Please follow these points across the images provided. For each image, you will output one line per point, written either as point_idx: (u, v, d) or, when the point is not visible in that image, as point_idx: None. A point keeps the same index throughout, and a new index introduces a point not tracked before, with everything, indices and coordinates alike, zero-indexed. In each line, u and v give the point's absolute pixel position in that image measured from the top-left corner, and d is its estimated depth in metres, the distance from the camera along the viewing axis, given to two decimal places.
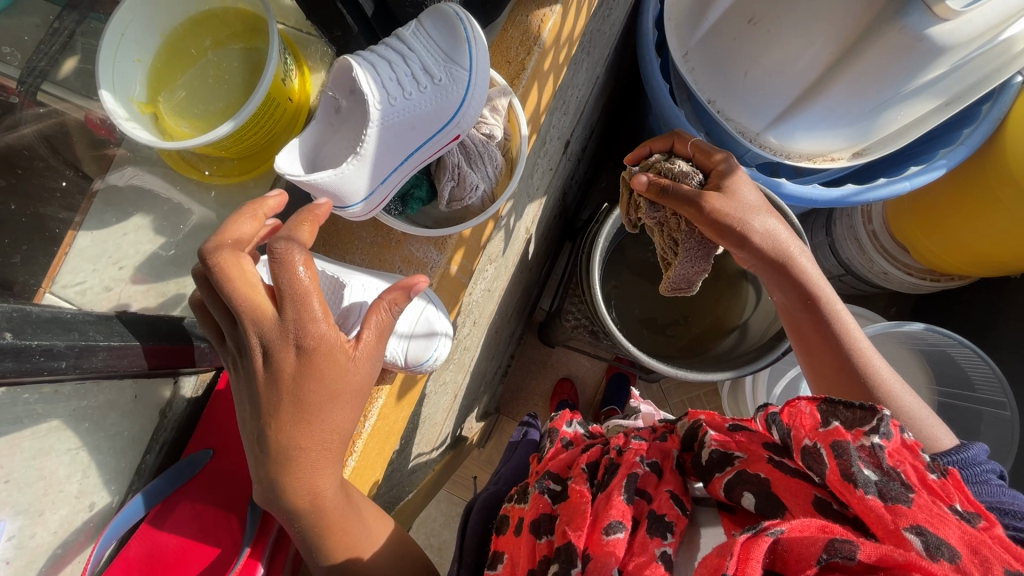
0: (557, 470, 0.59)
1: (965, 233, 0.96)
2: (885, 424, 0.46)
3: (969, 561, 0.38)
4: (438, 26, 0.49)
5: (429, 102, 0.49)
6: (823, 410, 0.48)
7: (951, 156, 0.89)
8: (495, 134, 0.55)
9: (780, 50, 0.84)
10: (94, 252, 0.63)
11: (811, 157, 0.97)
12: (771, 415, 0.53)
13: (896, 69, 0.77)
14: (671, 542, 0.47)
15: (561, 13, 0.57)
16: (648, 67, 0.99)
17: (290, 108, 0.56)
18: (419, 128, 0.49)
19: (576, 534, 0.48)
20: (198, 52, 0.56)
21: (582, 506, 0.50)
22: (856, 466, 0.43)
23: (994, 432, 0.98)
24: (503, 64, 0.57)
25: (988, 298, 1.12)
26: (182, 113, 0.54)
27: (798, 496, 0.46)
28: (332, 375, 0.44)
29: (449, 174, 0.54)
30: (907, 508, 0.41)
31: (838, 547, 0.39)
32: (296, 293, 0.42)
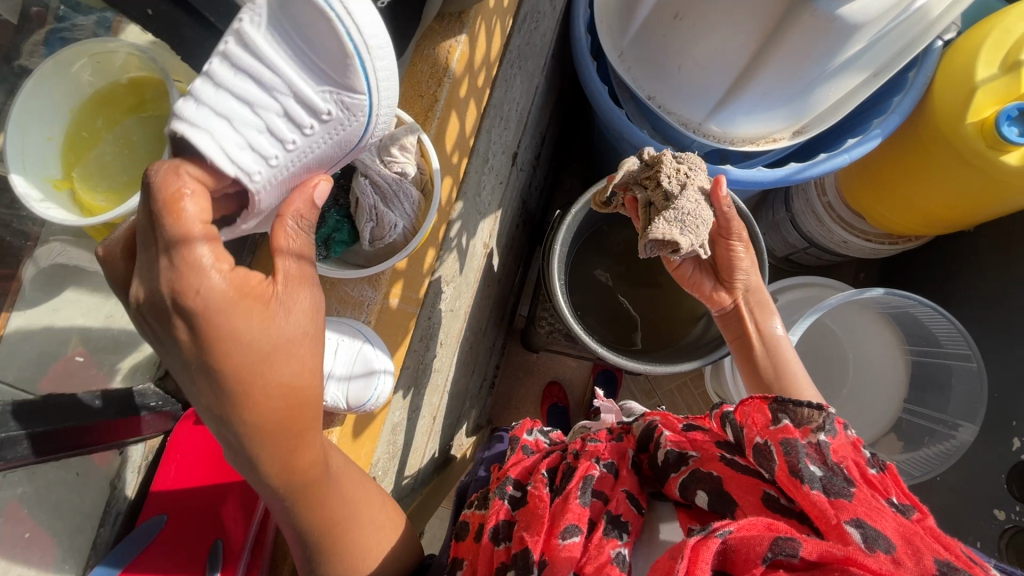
0: (519, 475, 0.61)
1: (913, 194, 0.98)
2: (830, 421, 0.50)
3: (902, 552, 0.41)
4: (313, 43, 0.40)
5: (324, 123, 0.42)
6: (774, 408, 0.53)
7: (885, 125, 0.91)
8: (407, 171, 0.49)
9: (705, 42, 0.85)
10: (30, 332, 0.64)
11: (753, 140, 0.99)
12: (727, 414, 0.57)
13: (817, 49, 0.79)
14: (626, 542, 0.50)
15: (467, 42, 0.58)
16: (586, 71, 1.00)
17: None
18: (317, 163, 0.45)
19: (533, 540, 0.50)
20: (110, 124, 0.56)
21: (540, 512, 0.52)
22: (802, 463, 0.47)
23: (965, 385, 0.98)
24: (417, 99, 0.57)
25: (944, 255, 1.15)
26: (95, 186, 0.54)
27: (749, 492, 0.50)
28: (249, 326, 0.37)
29: (366, 215, 0.50)
30: (848, 502, 0.44)
31: (781, 545, 0.41)
32: (175, 240, 0.35)
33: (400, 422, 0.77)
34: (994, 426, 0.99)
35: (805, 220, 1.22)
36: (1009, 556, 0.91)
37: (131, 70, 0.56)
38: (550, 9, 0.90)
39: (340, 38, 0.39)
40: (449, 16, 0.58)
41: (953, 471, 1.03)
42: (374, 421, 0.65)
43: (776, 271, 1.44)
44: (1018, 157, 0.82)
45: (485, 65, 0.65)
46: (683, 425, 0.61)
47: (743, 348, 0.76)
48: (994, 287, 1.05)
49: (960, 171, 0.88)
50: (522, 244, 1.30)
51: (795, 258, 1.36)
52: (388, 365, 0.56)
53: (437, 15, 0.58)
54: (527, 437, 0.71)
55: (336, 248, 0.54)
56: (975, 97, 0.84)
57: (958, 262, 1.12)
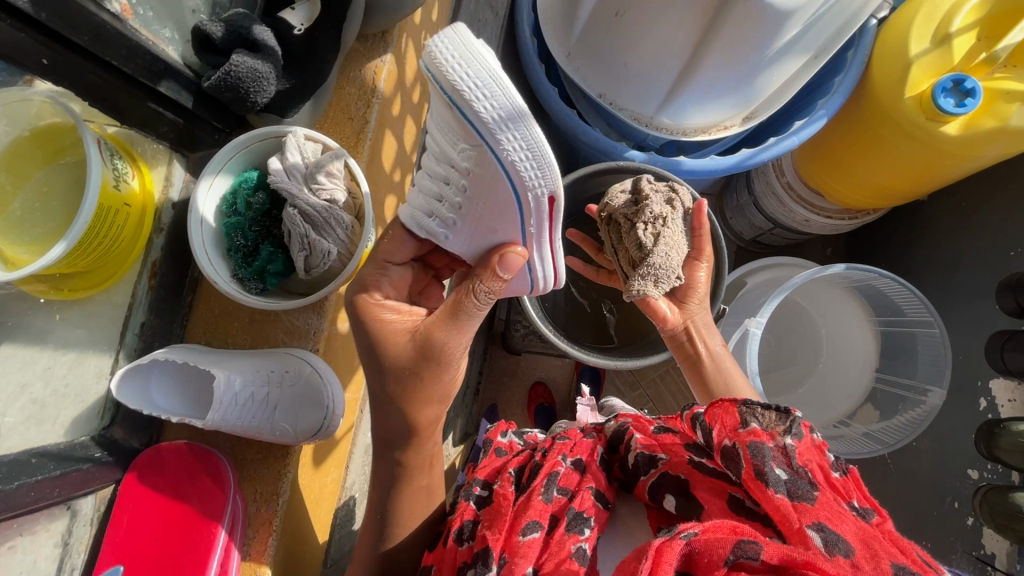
0: (487, 476, 0.64)
1: (864, 170, 1.00)
2: (797, 424, 0.51)
3: (861, 556, 0.41)
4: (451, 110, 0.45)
5: (479, 181, 0.47)
6: (743, 410, 0.53)
7: (829, 105, 0.94)
8: (336, 197, 0.48)
9: (648, 38, 0.86)
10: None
11: (705, 129, 1.00)
12: (698, 416, 0.59)
13: (754, 38, 0.81)
14: (587, 537, 0.53)
15: (393, 62, 0.57)
16: (535, 74, 1.00)
17: (132, 214, 0.52)
18: (494, 213, 0.50)
19: (495, 537, 0.54)
20: (26, 172, 0.53)
21: (504, 510, 0.56)
22: (767, 466, 0.48)
23: (929, 351, 0.99)
24: (346, 122, 0.56)
25: (901, 225, 1.18)
26: (15, 240, 0.51)
27: (716, 497, 0.51)
28: (427, 375, 0.50)
29: (298, 244, 0.48)
30: (810, 506, 0.45)
31: (744, 549, 0.41)
32: (371, 307, 0.50)
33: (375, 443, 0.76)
34: (961, 389, 1.01)
35: (767, 203, 1.23)
36: (982, 513, 0.89)
37: (46, 117, 0.53)
38: (491, 16, 0.90)
39: (455, 91, 0.42)
40: (373, 37, 0.58)
41: (926, 435, 1.05)
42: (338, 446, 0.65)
43: (744, 254, 1.46)
44: (956, 127, 0.84)
45: (419, 80, 0.65)
46: (655, 428, 0.63)
47: (693, 365, 0.79)
48: (950, 253, 1.07)
49: (905, 144, 0.90)
50: None
51: (762, 240, 1.38)
52: (338, 393, 0.55)
53: (360, 36, 0.57)
54: (501, 439, 0.72)
55: (273, 281, 0.51)
56: (910, 71, 0.86)
57: (916, 232, 1.15)
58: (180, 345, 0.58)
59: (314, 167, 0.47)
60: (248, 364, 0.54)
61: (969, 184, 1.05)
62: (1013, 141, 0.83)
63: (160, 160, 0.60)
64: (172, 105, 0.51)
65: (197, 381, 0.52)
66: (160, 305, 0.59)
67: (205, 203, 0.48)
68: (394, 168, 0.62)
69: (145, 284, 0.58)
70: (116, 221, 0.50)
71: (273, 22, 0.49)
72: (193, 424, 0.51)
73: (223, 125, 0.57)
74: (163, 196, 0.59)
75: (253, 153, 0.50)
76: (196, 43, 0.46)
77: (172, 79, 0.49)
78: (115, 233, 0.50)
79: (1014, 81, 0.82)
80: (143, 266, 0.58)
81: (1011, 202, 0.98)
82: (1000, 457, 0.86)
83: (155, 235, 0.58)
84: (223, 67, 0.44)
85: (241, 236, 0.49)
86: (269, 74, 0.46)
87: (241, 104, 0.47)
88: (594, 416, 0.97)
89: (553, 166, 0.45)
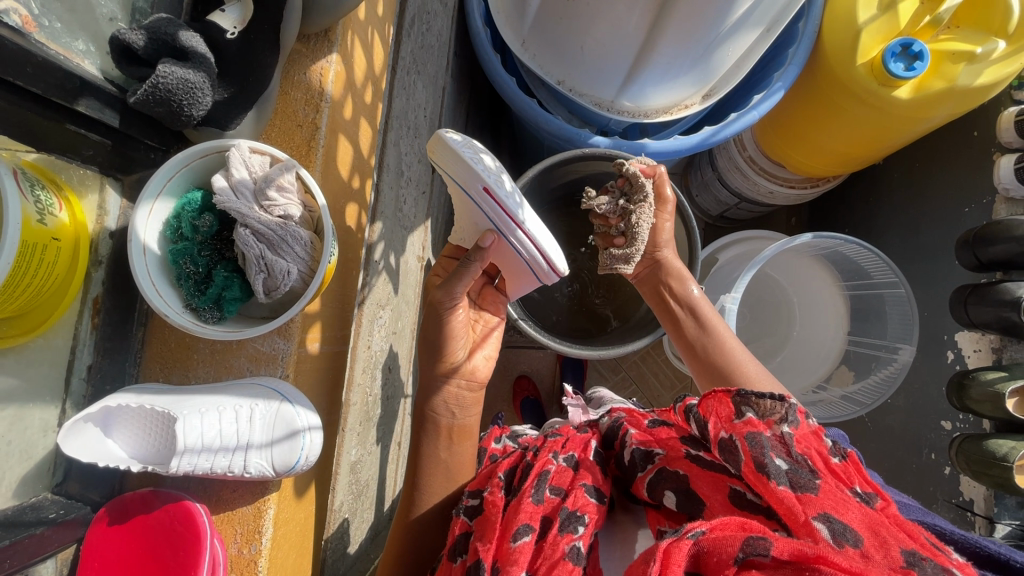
0: (476, 484, 0.63)
1: (824, 139, 1.02)
2: (792, 412, 0.51)
3: (870, 545, 0.40)
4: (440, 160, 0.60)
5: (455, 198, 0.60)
6: (737, 401, 0.53)
7: (785, 78, 0.94)
8: (292, 213, 0.45)
9: (602, 19, 0.84)
10: None
11: (666, 110, 0.99)
12: (691, 408, 0.59)
13: (709, 11, 0.80)
14: (581, 535, 0.52)
15: (340, 62, 0.54)
16: (490, 64, 0.98)
17: (60, 250, 0.44)
18: (479, 221, 0.60)
19: (486, 548, 0.53)
20: None
21: (493, 519, 0.55)
22: (767, 458, 0.47)
23: (897, 310, 1.01)
24: (294, 131, 0.53)
25: (861, 190, 1.21)
26: None
27: (716, 491, 0.51)
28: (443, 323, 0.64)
29: (255, 267, 0.45)
30: (815, 496, 0.44)
31: (753, 546, 0.41)
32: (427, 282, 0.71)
33: (362, 460, 0.73)
34: (930, 344, 1.04)
35: (731, 177, 1.23)
36: (960, 463, 0.91)
37: None
38: (440, 7, 0.87)
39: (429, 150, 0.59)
40: (315, 36, 0.54)
41: (900, 391, 1.09)
42: (320, 472, 0.61)
43: (715, 230, 1.47)
44: (908, 90, 0.86)
45: (369, 79, 0.62)
46: (649, 422, 0.65)
47: (666, 313, 0.80)
48: (908, 214, 1.10)
49: (862, 110, 0.91)
50: None
51: (729, 215, 1.39)
52: (315, 421, 0.50)
53: (300, 36, 0.53)
54: (496, 446, 0.73)
55: (232, 307, 0.47)
56: (860, 38, 0.87)
57: (875, 195, 1.18)
58: (138, 384, 0.52)
59: (264, 182, 0.44)
60: (210, 403, 0.47)
61: (921, 146, 1.08)
62: (959, 102, 0.86)
63: (89, 186, 0.50)
64: (101, 129, 0.46)
65: (155, 422, 0.46)
66: (108, 345, 0.51)
67: (146, 229, 0.44)
68: (352, 175, 0.59)
69: (88, 324, 0.50)
70: (43, 259, 0.42)
71: (201, 27, 0.45)
72: (162, 472, 0.47)
73: (160, 144, 0.51)
74: (97, 226, 0.50)
75: (195, 171, 0.46)
76: (116, 55, 0.42)
77: (92, 96, 0.44)
78: (44, 270, 0.43)
79: (959, 41, 0.83)
80: (83, 304, 0.50)
81: (962, 160, 1.01)
82: (971, 407, 0.89)
83: (92, 268, 0.50)
84: (150, 79, 0.40)
85: (191, 262, 0.45)
86: (203, 84, 0.42)
87: (176, 118, 0.44)
88: (588, 415, 0.97)
89: (468, 160, 0.54)
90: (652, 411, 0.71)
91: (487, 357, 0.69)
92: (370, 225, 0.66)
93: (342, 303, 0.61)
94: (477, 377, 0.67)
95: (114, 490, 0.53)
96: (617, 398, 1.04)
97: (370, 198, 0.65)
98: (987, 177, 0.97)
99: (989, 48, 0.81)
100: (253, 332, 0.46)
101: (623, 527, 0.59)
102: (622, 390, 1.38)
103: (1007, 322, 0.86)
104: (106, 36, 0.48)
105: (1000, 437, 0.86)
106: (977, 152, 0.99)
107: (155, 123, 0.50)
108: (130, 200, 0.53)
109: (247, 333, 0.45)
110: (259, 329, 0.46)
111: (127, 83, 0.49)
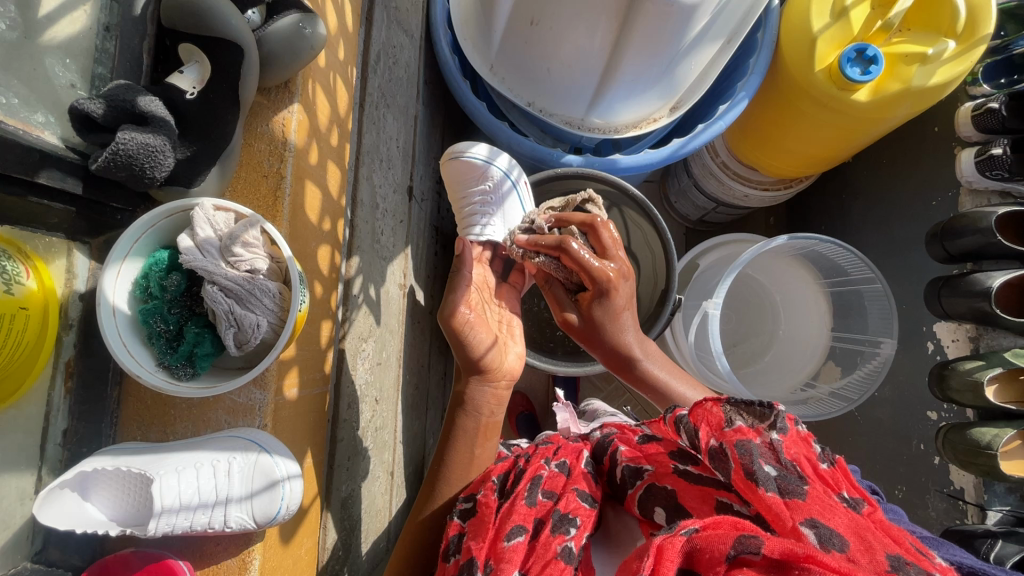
0: (470, 490, 0.64)
1: (790, 140, 1.03)
2: (782, 418, 0.48)
3: (856, 549, 0.39)
4: (462, 165, 0.78)
5: (486, 189, 0.78)
6: (726, 409, 0.51)
7: (748, 87, 0.97)
8: (259, 267, 0.46)
9: (565, 41, 0.86)
10: None
11: (635, 124, 1.01)
12: (680, 419, 0.57)
13: (667, 34, 0.82)
14: (574, 536, 0.52)
15: (301, 110, 0.55)
16: (461, 91, 0.99)
17: (25, 319, 0.44)
18: (510, 205, 0.79)
19: (479, 547, 0.53)
20: None
21: (488, 520, 0.56)
22: (756, 464, 0.46)
23: (876, 305, 1.02)
24: (259, 181, 0.54)
25: (832, 189, 1.23)
26: None
27: (704, 504, 0.51)
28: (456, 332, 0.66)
29: (225, 322, 0.45)
30: (802, 502, 0.43)
31: (745, 543, 0.41)
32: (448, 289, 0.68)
33: (353, 495, 0.73)
34: (911, 337, 1.06)
35: (707, 183, 1.25)
36: (947, 453, 0.93)
37: None
38: (407, 39, 0.88)
39: (454, 155, 0.79)
40: (276, 88, 0.55)
41: (886, 384, 1.10)
42: (307, 515, 0.60)
43: (696, 234, 1.48)
44: (866, 93, 0.88)
45: (335, 122, 0.63)
46: (639, 438, 0.64)
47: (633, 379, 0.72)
48: (879, 209, 1.13)
49: (824, 113, 0.93)
50: (452, 267, 1.20)
51: (708, 219, 1.40)
52: (294, 469, 0.50)
53: (261, 89, 0.55)
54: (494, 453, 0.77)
55: (205, 362, 0.48)
56: (816, 47, 0.89)
57: (847, 192, 1.20)
58: (115, 444, 0.52)
59: (229, 239, 0.45)
60: (188, 459, 0.48)
61: (887, 144, 1.11)
62: (916, 102, 0.89)
63: (57, 252, 0.49)
64: (64, 197, 0.46)
65: (133, 484, 0.47)
66: (82, 409, 0.51)
67: (115, 291, 0.45)
68: (322, 218, 0.59)
69: (61, 389, 0.50)
70: (7, 328, 0.42)
71: (162, 90, 0.47)
72: (140, 535, 0.47)
73: (126, 206, 0.52)
74: (67, 290, 0.50)
75: (162, 230, 0.47)
76: (75, 123, 0.43)
77: (53, 167, 0.45)
78: (11, 340, 0.43)
79: (911, 44, 0.86)
80: (55, 369, 0.49)
81: (925, 156, 1.04)
82: (953, 397, 0.91)
83: (63, 332, 0.50)
84: (110, 146, 0.41)
85: (161, 321, 0.45)
86: (164, 147, 0.44)
87: (138, 181, 0.45)
88: (578, 427, 0.95)
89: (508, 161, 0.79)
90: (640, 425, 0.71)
91: (517, 355, 0.72)
92: (346, 260, 0.67)
93: (320, 344, 0.61)
94: (494, 371, 0.68)
95: (96, 553, 0.52)
96: (609, 411, 1.04)
97: (343, 235, 0.66)
98: (951, 171, 0.99)
99: (940, 49, 0.84)
100: (223, 388, 0.46)
101: (620, 540, 0.59)
102: (615, 399, 1.38)
103: (980, 312, 0.88)
104: (64, 104, 0.49)
105: (983, 426, 0.87)
106: (939, 147, 1.02)
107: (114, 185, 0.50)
108: (99, 261, 0.53)
109: (217, 389, 0.45)
110: (232, 384, 0.46)
111: (88, 149, 0.50)
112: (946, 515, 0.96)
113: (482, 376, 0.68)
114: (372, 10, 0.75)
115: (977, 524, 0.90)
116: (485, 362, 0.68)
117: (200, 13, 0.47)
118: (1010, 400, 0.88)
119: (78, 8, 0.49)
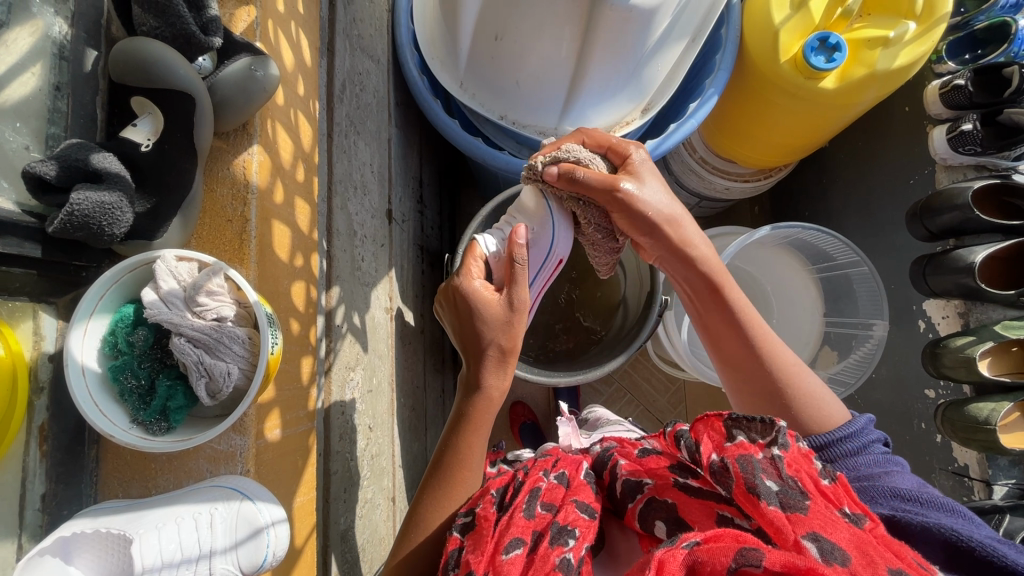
0: (470, 503, 0.61)
1: (767, 130, 1.03)
2: (783, 434, 0.47)
3: (858, 563, 0.38)
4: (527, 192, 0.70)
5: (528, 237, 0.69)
6: (728, 424, 0.51)
7: (716, 83, 0.97)
8: (225, 315, 0.46)
9: (532, 54, 0.87)
10: None
11: (608, 128, 0.98)
12: (681, 434, 0.57)
13: (629, 39, 0.84)
14: (572, 547, 0.52)
15: (262, 152, 0.55)
16: (433, 110, 0.99)
17: None
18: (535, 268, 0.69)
19: (478, 560, 0.52)
20: None
21: (485, 534, 0.54)
22: (757, 479, 0.45)
23: (863, 287, 1.02)
24: (224, 226, 0.54)
25: (811, 176, 1.24)
26: None
27: (706, 517, 0.51)
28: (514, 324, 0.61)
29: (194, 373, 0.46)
30: (804, 516, 0.42)
31: (747, 556, 0.39)
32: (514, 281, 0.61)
33: (352, 527, 0.72)
34: (902, 316, 1.05)
35: (687, 179, 1.24)
36: (947, 431, 0.92)
37: None
38: (373, 65, 0.89)
39: None
40: (234, 132, 0.55)
41: (882, 365, 1.09)
42: (302, 555, 0.59)
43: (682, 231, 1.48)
44: (833, 80, 0.88)
45: (300, 157, 0.63)
46: (639, 451, 0.63)
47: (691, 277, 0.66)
48: (859, 192, 1.13)
49: (794, 104, 0.94)
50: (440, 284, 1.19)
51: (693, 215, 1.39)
52: (278, 514, 0.50)
53: (219, 134, 0.55)
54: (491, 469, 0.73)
55: (179, 415, 0.48)
56: (780, 38, 0.90)
57: (826, 177, 1.20)
58: (97, 504, 0.51)
59: (193, 289, 0.45)
60: (167, 516, 0.47)
61: (860, 128, 1.12)
62: (883, 86, 0.89)
63: (21, 316, 0.49)
64: (24, 261, 0.47)
65: (112, 547, 0.46)
66: (60, 471, 0.50)
67: (83, 350, 0.45)
68: (294, 255, 0.60)
69: (36, 453, 0.49)
70: None
71: (117, 146, 0.47)
72: None
73: (90, 263, 0.52)
74: (35, 352, 0.49)
75: (126, 285, 0.47)
76: (30, 187, 0.44)
77: (8, 234, 0.45)
78: None
79: (872, 28, 0.87)
80: (29, 434, 0.49)
81: (897, 137, 1.05)
82: (947, 374, 0.91)
83: (34, 396, 0.49)
84: (65, 208, 0.42)
85: (132, 376, 0.46)
86: (119, 203, 0.44)
87: (98, 239, 0.45)
88: (578, 437, 0.94)
89: None
90: (639, 437, 0.70)
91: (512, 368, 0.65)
92: (326, 291, 0.68)
93: (301, 380, 0.60)
94: (512, 345, 0.62)
95: None
96: (612, 418, 1.03)
97: (317, 269, 0.65)
98: (925, 149, 1.00)
99: (901, 31, 0.85)
100: (196, 439, 0.45)
101: (625, 557, 0.58)
102: (617, 402, 1.37)
103: (965, 288, 0.88)
104: (19, 169, 0.49)
105: (980, 401, 0.87)
106: (912, 127, 1.02)
107: (71, 244, 0.50)
108: (67, 321, 0.52)
109: (190, 442, 0.45)
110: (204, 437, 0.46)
111: (46, 211, 0.50)
112: (952, 492, 0.95)
113: (499, 352, 0.62)
114: (334, 40, 0.75)
115: (983, 500, 0.89)
116: (509, 343, 0.62)
117: (149, 67, 0.48)
118: (1005, 372, 0.89)
119: (26, 71, 0.49)
